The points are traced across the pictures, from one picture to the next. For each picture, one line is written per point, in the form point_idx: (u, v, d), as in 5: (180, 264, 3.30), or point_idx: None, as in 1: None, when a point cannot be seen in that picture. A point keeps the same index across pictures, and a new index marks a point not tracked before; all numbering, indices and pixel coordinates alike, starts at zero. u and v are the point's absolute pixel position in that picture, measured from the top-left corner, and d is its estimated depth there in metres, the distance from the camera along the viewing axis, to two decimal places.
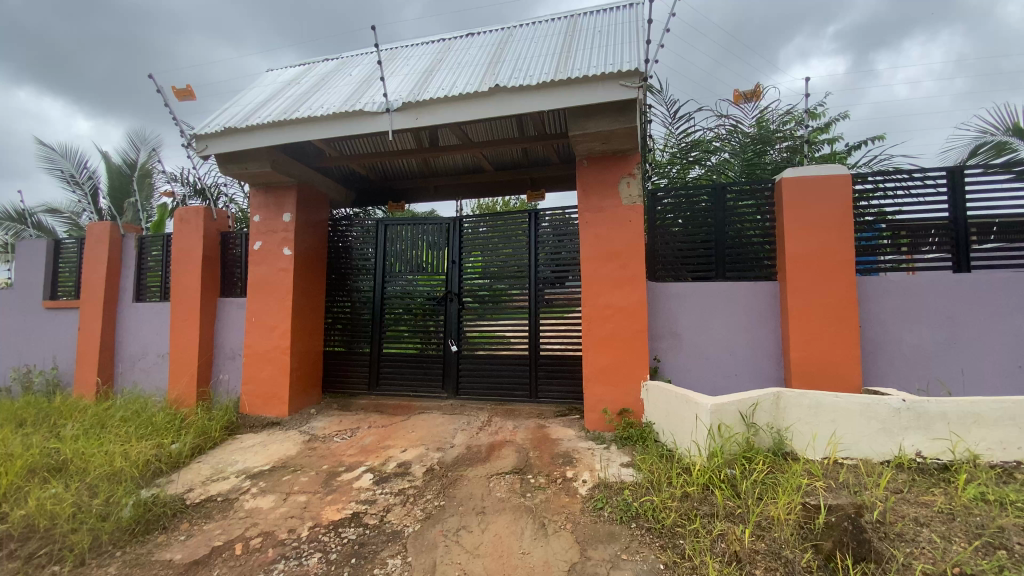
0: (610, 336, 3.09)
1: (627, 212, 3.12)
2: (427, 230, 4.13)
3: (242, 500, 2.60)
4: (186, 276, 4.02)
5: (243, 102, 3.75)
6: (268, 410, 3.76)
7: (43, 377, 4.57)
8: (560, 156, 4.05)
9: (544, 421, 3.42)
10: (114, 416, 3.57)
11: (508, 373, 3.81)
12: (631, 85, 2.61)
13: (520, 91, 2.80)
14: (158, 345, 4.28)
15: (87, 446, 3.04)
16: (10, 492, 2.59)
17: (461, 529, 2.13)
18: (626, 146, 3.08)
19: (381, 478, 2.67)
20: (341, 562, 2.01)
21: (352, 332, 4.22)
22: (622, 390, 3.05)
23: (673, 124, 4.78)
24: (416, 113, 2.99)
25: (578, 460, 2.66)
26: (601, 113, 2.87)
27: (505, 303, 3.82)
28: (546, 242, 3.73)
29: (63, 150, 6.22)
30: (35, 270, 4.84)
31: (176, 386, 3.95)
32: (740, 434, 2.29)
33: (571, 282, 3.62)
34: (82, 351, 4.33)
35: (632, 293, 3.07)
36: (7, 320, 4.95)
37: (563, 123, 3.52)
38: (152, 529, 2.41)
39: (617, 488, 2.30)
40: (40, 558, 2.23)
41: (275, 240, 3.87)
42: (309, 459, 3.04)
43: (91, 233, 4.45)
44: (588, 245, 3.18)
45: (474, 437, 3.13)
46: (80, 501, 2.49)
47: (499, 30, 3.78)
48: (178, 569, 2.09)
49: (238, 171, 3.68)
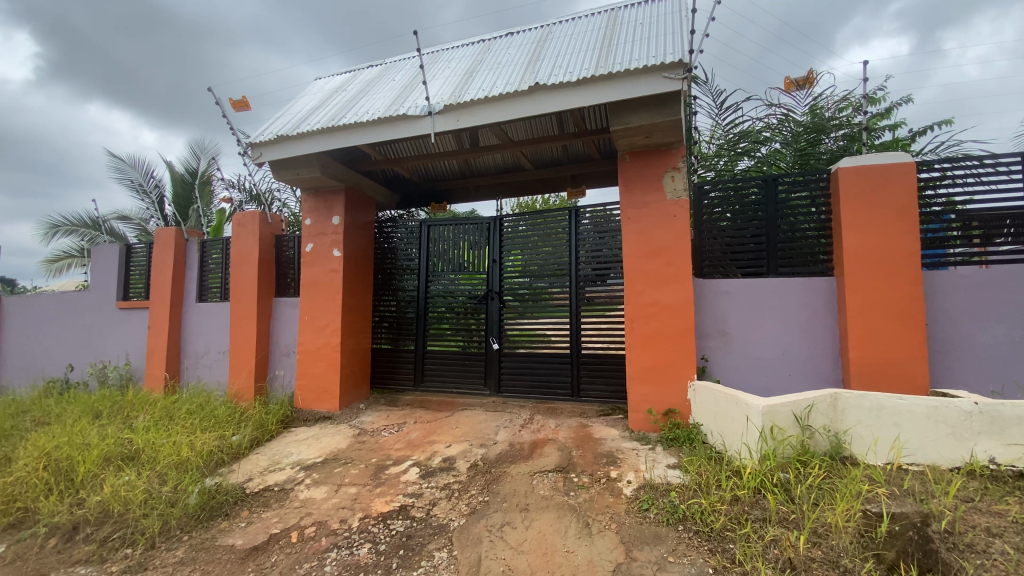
0: (655, 334, 3.03)
1: (672, 208, 3.05)
2: (468, 230, 4.18)
3: (297, 490, 2.72)
4: (244, 277, 4.24)
5: (293, 110, 3.92)
6: (321, 405, 3.92)
7: (118, 372, 4.93)
8: (601, 151, 4.00)
9: (587, 420, 3.39)
10: (181, 408, 3.81)
11: (550, 372, 3.80)
12: (675, 76, 2.55)
13: (560, 89, 2.79)
14: (219, 342, 4.54)
15: (156, 436, 3.26)
16: (88, 480, 2.83)
17: (506, 525, 2.15)
18: (670, 139, 3.00)
19: (427, 472, 2.73)
20: (390, 553, 2.07)
21: (398, 330, 4.33)
22: (668, 389, 2.98)
23: (720, 115, 4.62)
24: (457, 114, 3.04)
25: (623, 460, 2.62)
26: (644, 106, 2.82)
27: (545, 301, 3.81)
28: (587, 239, 3.70)
29: (133, 161, 6.72)
30: (109, 273, 5.23)
31: (235, 381, 4.17)
32: (794, 437, 2.19)
33: (613, 280, 3.57)
34: (152, 348, 4.65)
35: (677, 290, 2.99)
36: (86, 319, 5.37)
37: (604, 118, 3.48)
38: (216, 516, 2.56)
39: (663, 490, 2.24)
40: (114, 540, 2.41)
41: (325, 242, 4.02)
42: (359, 452, 3.15)
43: (158, 238, 4.77)
44: (631, 242, 3.13)
45: (516, 434, 3.15)
46: (150, 489, 2.68)
47: (538, 27, 3.77)
48: (239, 554, 2.21)
49: (290, 177, 3.85)
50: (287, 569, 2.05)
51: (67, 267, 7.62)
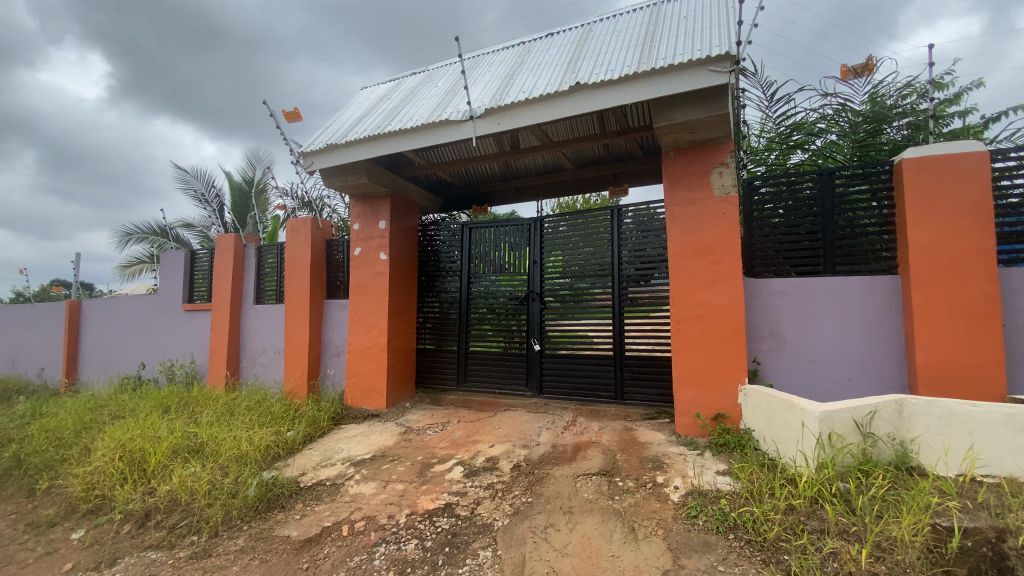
0: (704, 335, 2.94)
1: (719, 204, 2.95)
2: (509, 231, 4.20)
3: (347, 485, 2.82)
4: (297, 280, 4.44)
5: (341, 120, 4.06)
6: (368, 403, 4.04)
7: (184, 369, 5.27)
8: (644, 149, 3.93)
9: (631, 423, 3.33)
10: (240, 405, 4.02)
11: (593, 373, 3.76)
12: (721, 69, 2.47)
13: (601, 87, 2.76)
14: (275, 342, 4.77)
15: (218, 431, 3.46)
16: (157, 470, 3.03)
17: (550, 526, 2.14)
18: (717, 134, 2.92)
19: (471, 472, 2.76)
20: (436, 550, 2.10)
21: (441, 331, 4.41)
22: (718, 393, 2.89)
23: (771, 107, 4.44)
24: (498, 118, 3.06)
25: (669, 465, 2.56)
26: (689, 102, 2.75)
27: (587, 302, 3.78)
28: (630, 239, 3.64)
29: (196, 172, 7.17)
30: (176, 277, 5.59)
31: (290, 379, 4.37)
32: (855, 445, 2.08)
33: (657, 280, 3.50)
34: (215, 347, 4.94)
35: (726, 290, 2.90)
36: (156, 320, 5.76)
37: (648, 115, 3.41)
38: (273, 507, 2.69)
39: (713, 497, 2.17)
40: (182, 528, 2.58)
41: (372, 246, 4.15)
42: (405, 449, 3.23)
43: (220, 244, 5.07)
44: (677, 241, 3.06)
45: (559, 436, 3.13)
46: (213, 480, 2.85)
47: (579, 26, 3.74)
48: (294, 544, 2.31)
49: (339, 184, 4.00)
50: (339, 561, 2.13)
51: (139, 272, 8.21)
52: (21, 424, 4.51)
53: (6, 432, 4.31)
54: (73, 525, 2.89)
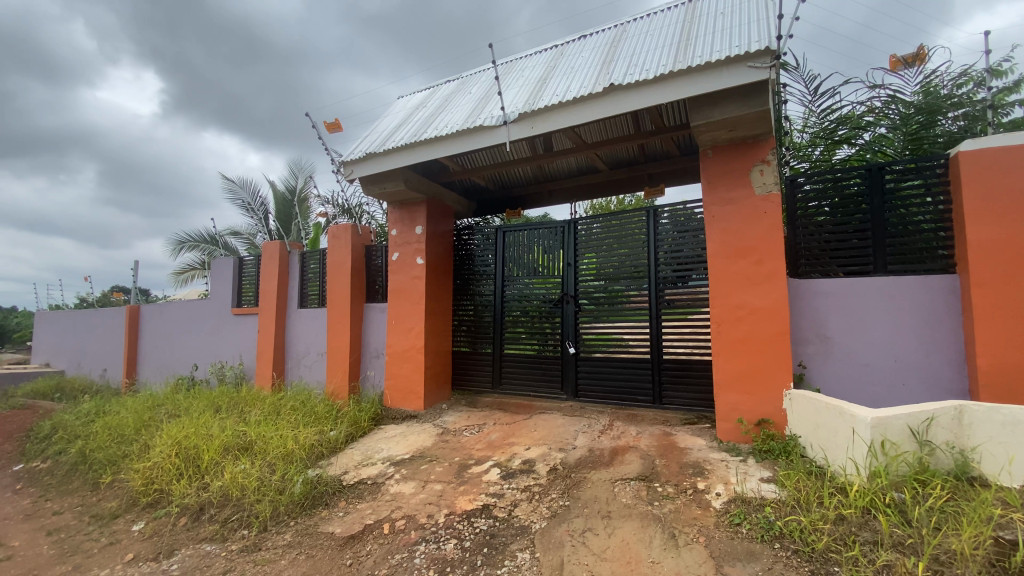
0: (746, 338, 2.87)
1: (761, 203, 2.87)
2: (543, 234, 4.20)
3: (388, 484, 2.88)
4: (338, 285, 4.58)
5: (379, 128, 4.18)
6: (407, 404, 4.12)
7: (234, 370, 5.53)
8: (681, 148, 3.87)
9: (670, 428, 3.27)
10: (285, 405, 4.17)
11: (629, 377, 3.71)
12: (761, 65, 2.41)
13: (636, 87, 2.74)
14: (317, 345, 4.93)
15: (266, 430, 3.59)
16: (210, 467, 3.18)
17: (588, 530, 2.13)
18: (758, 131, 2.84)
19: (508, 473, 2.78)
20: (475, 550, 2.13)
21: (476, 333, 4.46)
22: (762, 397, 2.80)
23: (814, 102, 4.28)
24: (532, 122, 3.08)
25: (711, 471, 2.50)
26: (728, 99, 2.69)
27: (622, 304, 3.74)
28: (666, 239, 3.58)
29: (243, 182, 7.52)
30: (225, 283, 5.86)
31: (332, 380, 4.51)
32: (911, 453, 1.98)
33: (695, 281, 3.43)
34: (262, 350, 5.15)
35: (769, 291, 2.81)
36: (207, 324, 6.05)
37: (684, 114, 3.35)
38: (317, 504, 2.79)
39: (757, 505, 2.11)
40: (233, 522, 2.71)
41: (409, 251, 4.24)
42: (443, 450, 3.28)
43: (266, 251, 5.29)
44: (717, 241, 3.00)
45: (596, 440, 3.11)
46: (262, 476, 2.97)
47: (612, 27, 3.72)
48: (338, 541, 2.38)
49: (378, 191, 4.11)
50: (381, 558, 2.18)
51: (191, 278, 8.66)
52: (86, 421, 4.82)
53: (74, 428, 4.62)
54: (134, 517, 3.07)
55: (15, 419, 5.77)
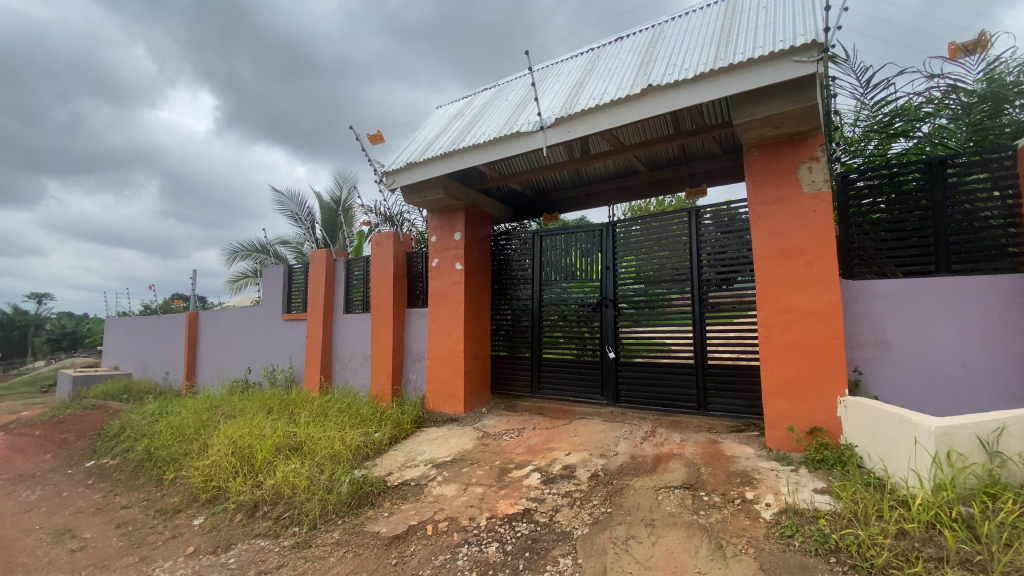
0: (796, 343, 2.76)
1: (810, 202, 2.76)
2: (580, 238, 4.19)
3: (430, 486, 2.94)
4: (381, 290, 4.72)
5: (419, 138, 4.28)
6: (448, 407, 4.18)
7: (285, 373, 5.77)
8: (724, 146, 3.78)
9: (716, 435, 3.17)
10: (333, 407, 4.33)
11: (672, 382, 3.63)
12: (808, 59, 2.33)
13: (675, 87, 2.69)
14: (362, 348, 5.09)
15: (314, 431, 3.73)
16: (263, 466, 3.33)
17: (631, 538, 2.10)
18: (806, 127, 2.74)
19: (548, 478, 2.77)
20: (516, 554, 2.13)
21: (514, 338, 4.48)
22: (815, 403, 2.68)
23: (867, 94, 4.08)
24: (569, 126, 3.08)
25: (760, 481, 2.41)
26: (772, 95, 2.61)
27: (663, 308, 3.68)
28: (709, 240, 3.49)
29: (291, 194, 7.91)
30: (276, 290, 6.14)
31: (377, 383, 4.65)
32: (980, 465, 1.84)
33: (741, 283, 3.33)
34: (311, 354, 5.37)
35: (821, 293, 2.70)
36: (260, 329, 6.35)
37: (726, 111, 3.27)
38: (363, 504, 2.87)
39: (810, 517, 2.02)
40: (285, 519, 2.82)
41: (448, 257, 4.31)
42: (483, 454, 3.31)
43: (314, 260, 5.52)
44: (763, 242, 2.91)
45: (638, 447, 3.06)
46: (311, 476, 3.08)
47: (649, 28, 3.68)
48: (384, 540, 2.45)
49: (418, 199, 4.22)
50: (425, 559, 2.22)
51: (244, 286, 9.12)
52: (151, 421, 5.14)
53: (140, 428, 4.94)
54: (194, 512, 3.25)
55: (88, 418, 6.23)
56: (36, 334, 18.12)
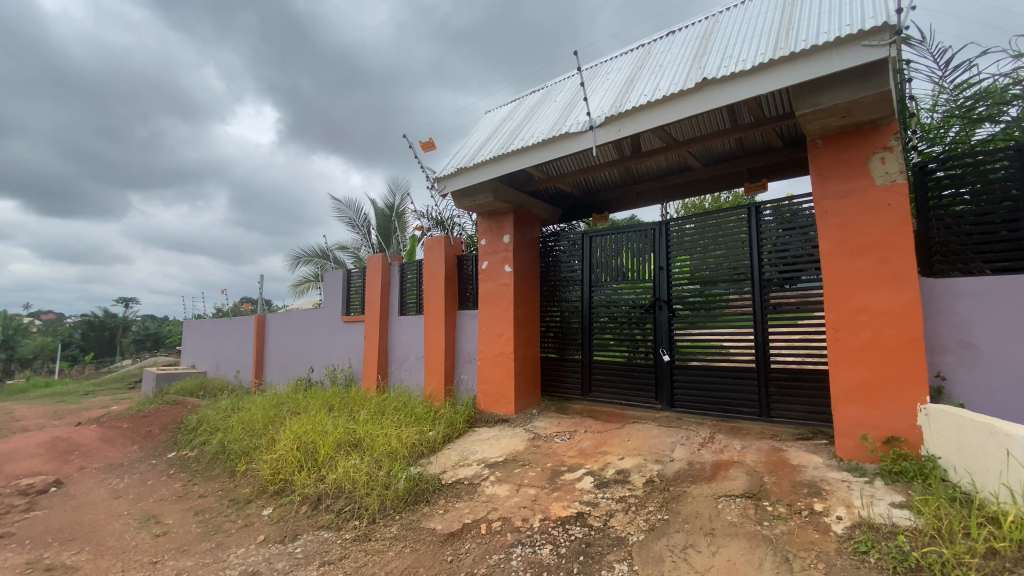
0: (869, 346, 2.58)
1: (883, 194, 2.58)
2: (631, 237, 4.11)
3: (484, 486, 2.98)
4: (434, 293, 4.84)
5: (469, 143, 4.36)
6: (499, 408, 4.22)
7: (344, 373, 6.03)
8: (785, 138, 3.61)
9: (780, 442, 3.02)
10: (389, 405, 4.47)
11: (731, 386, 3.50)
12: (879, 42, 2.18)
13: (731, 80, 2.60)
14: (416, 349, 5.23)
15: (372, 428, 3.87)
16: (326, 460, 3.50)
17: (689, 547, 2.03)
18: (877, 115, 2.56)
19: (601, 482, 2.74)
20: (571, 557, 2.13)
21: (564, 340, 4.46)
22: (891, 411, 2.50)
23: (946, 76, 3.76)
24: (619, 125, 3.03)
25: (830, 493, 2.27)
26: (839, 83, 2.47)
27: (720, 309, 3.55)
28: (770, 238, 3.34)
29: (348, 202, 8.29)
30: (335, 294, 6.44)
31: (431, 383, 4.78)
32: None
33: (806, 283, 3.16)
34: (369, 354, 5.59)
35: (897, 292, 2.51)
36: (321, 330, 6.68)
37: (787, 102, 3.12)
38: (419, 500, 2.95)
39: (887, 533, 1.88)
40: (346, 513, 2.95)
41: (498, 259, 4.36)
42: (535, 455, 3.32)
43: (370, 264, 5.74)
44: (830, 239, 2.74)
45: (695, 453, 2.96)
46: (370, 472, 3.21)
47: (703, 20, 3.57)
48: (439, 537, 2.50)
49: (469, 204, 4.29)
50: (479, 558, 2.25)
51: (307, 290, 9.61)
52: (224, 416, 5.52)
53: (215, 422, 5.31)
54: (264, 502, 3.47)
55: (169, 413, 6.76)
56: (123, 335, 19.86)
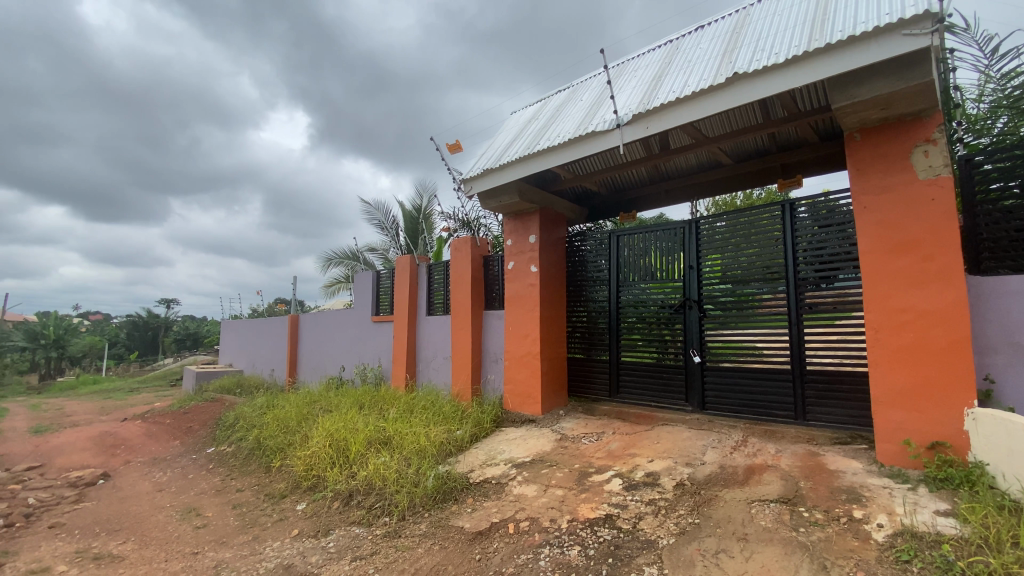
0: (912, 347, 2.48)
1: (926, 189, 2.47)
2: (660, 236, 4.05)
3: (511, 485, 2.99)
4: (461, 294, 4.89)
5: (496, 144, 4.38)
6: (526, 408, 4.23)
7: (374, 372, 6.14)
8: (821, 133, 3.50)
9: (817, 447, 2.92)
10: (417, 404, 4.54)
11: (765, 388, 3.41)
12: (921, 31, 2.10)
13: (763, 75, 2.53)
14: (443, 349, 5.29)
15: (402, 426, 3.93)
16: (357, 457, 3.58)
17: (721, 552, 1.99)
18: (919, 106, 2.46)
19: (630, 485, 2.71)
20: (599, 559, 2.11)
21: (591, 340, 4.43)
22: (936, 415, 2.39)
23: (993, 65, 3.57)
24: (646, 122, 2.99)
25: (870, 499, 2.18)
26: (878, 74, 2.38)
27: (753, 308, 3.46)
28: (805, 235, 3.24)
29: (377, 205, 8.44)
30: (365, 294, 6.57)
31: (458, 383, 4.83)
32: None
33: (843, 281, 3.06)
34: (398, 354, 5.68)
35: (942, 291, 2.40)
36: (351, 330, 6.83)
37: (823, 96, 3.03)
38: (448, 499, 2.98)
39: (931, 542, 1.80)
40: (377, 509, 3.01)
41: (524, 259, 4.36)
42: (563, 456, 3.30)
43: (399, 266, 5.84)
44: (870, 235, 2.64)
45: (727, 457, 2.89)
46: (400, 469, 3.26)
47: (734, 13, 3.48)
48: (467, 535, 2.52)
49: (495, 205, 4.32)
50: (507, 557, 2.26)
51: (338, 291, 9.83)
52: (260, 413, 5.69)
53: (251, 419, 5.49)
54: (298, 497, 3.57)
55: (208, 410, 7.02)
56: (165, 334, 20.74)
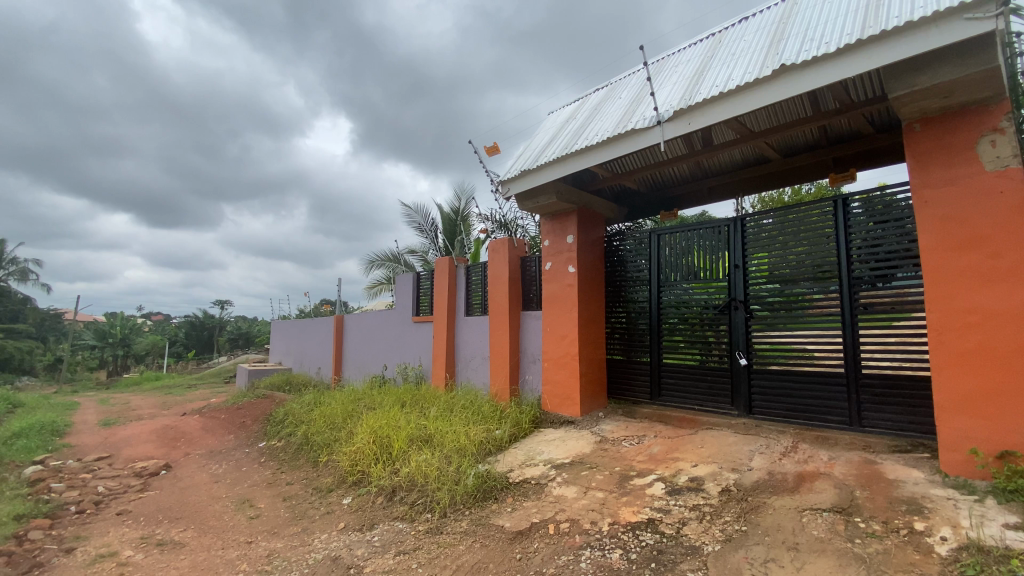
0: (979, 350, 2.31)
1: (994, 181, 2.31)
2: (704, 235, 3.94)
3: (551, 486, 2.99)
4: (499, 294, 4.92)
5: (534, 145, 4.39)
6: (565, 409, 4.21)
7: (415, 371, 6.28)
8: (876, 124, 3.33)
9: (873, 455, 2.78)
10: (457, 403, 4.61)
11: (817, 393, 3.27)
12: (985, 14, 1.97)
13: (813, 65, 2.43)
14: (482, 349, 5.34)
15: (442, 425, 4.00)
16: (400, 455, 3.67)
17: (770, 561, 1.93)
18: (984, 94, 2.30)
19: (673, 489, 2.66)
20: (641, 564, 2.09)
21: (631, 341, 4.37)
22: (1006, 423, 2.22)
23: None
24: (687, 119, 2.92)
25: (933, 511, 2.06)
26: (940, 60, 2.24)
27: (803, 309, 3.33)
28: (860, 232, 3.09)
29: (418, 207, 8.61)
30: (406, 295, 6.72)
31: (496, 382, 4.87)
32: None
33: (902, 280, 2.89)
34: (438, 353, 5.78)
35: (1013, 290, 2.23)
36: (393, 329, 7.00)
37: (878, 85, 2.90)
38: (488, 497, 3.01)
39: (1000, 557, 1.69)
40: (419, 505, 3.08)
41: (562, 260, 4.35)
42: (603, 459, 3.27)
43: (439, 266, 5.94)
44: (932, 231, 2.49)
45: (776, 463, 2.79)
46: (441, 467, 3.33)
47: (780, 3, 3.36)
48: (508, 535, 2.54)
49: (533, 205, 4.33)
50: (548, 558, 2.27)
51: (379, 292, 10.09)
52: (308, 410, 5.92)
53: (300, 416, 5.71)
54: (344, 492, 3.69)
55: (259, 406, 7.36)
56: (219, 334, 21.85)
